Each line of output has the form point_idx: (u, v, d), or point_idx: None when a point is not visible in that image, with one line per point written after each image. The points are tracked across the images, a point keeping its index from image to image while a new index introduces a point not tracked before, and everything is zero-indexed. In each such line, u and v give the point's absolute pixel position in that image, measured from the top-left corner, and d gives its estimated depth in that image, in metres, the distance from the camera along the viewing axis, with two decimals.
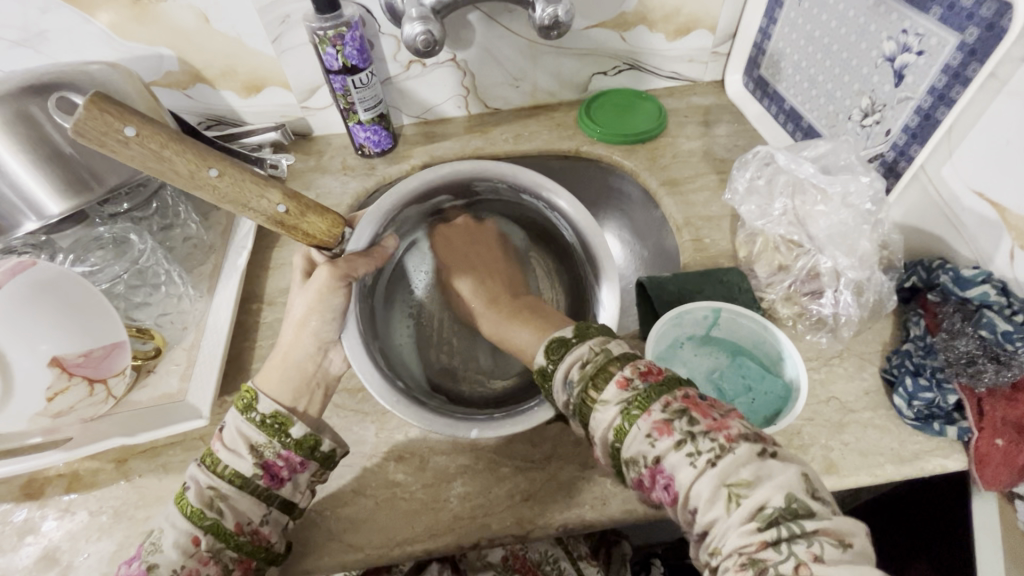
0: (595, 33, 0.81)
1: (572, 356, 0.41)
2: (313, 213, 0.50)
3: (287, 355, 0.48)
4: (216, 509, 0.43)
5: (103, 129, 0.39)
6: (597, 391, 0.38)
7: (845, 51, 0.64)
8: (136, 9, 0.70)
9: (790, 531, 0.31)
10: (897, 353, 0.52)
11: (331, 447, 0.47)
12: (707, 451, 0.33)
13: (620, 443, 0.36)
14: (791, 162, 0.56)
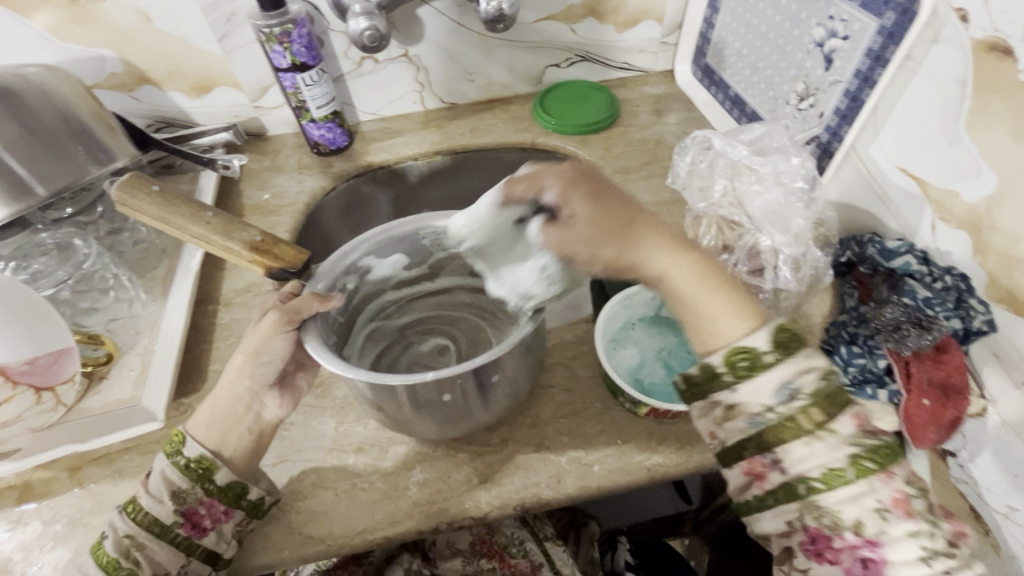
0: (546, 26, 0.83)
1: (800, 363, 0.40)
2: (284, 244, 0.53)
3: (218, 403, 0.47)
4: (133, 559, 0.42)
5: (138, 185, 0.55)
6: (830, 418, 0.39)
7: (781, 38, 0.67)
8: (73, 9, 0.69)
9: None
10: (835, 324, 0.56)
11: (260, 495, 0.46)
12: (941, 553, 0.37)
13: (827, 488, 0.38)
14: (728, 146, 0.59)
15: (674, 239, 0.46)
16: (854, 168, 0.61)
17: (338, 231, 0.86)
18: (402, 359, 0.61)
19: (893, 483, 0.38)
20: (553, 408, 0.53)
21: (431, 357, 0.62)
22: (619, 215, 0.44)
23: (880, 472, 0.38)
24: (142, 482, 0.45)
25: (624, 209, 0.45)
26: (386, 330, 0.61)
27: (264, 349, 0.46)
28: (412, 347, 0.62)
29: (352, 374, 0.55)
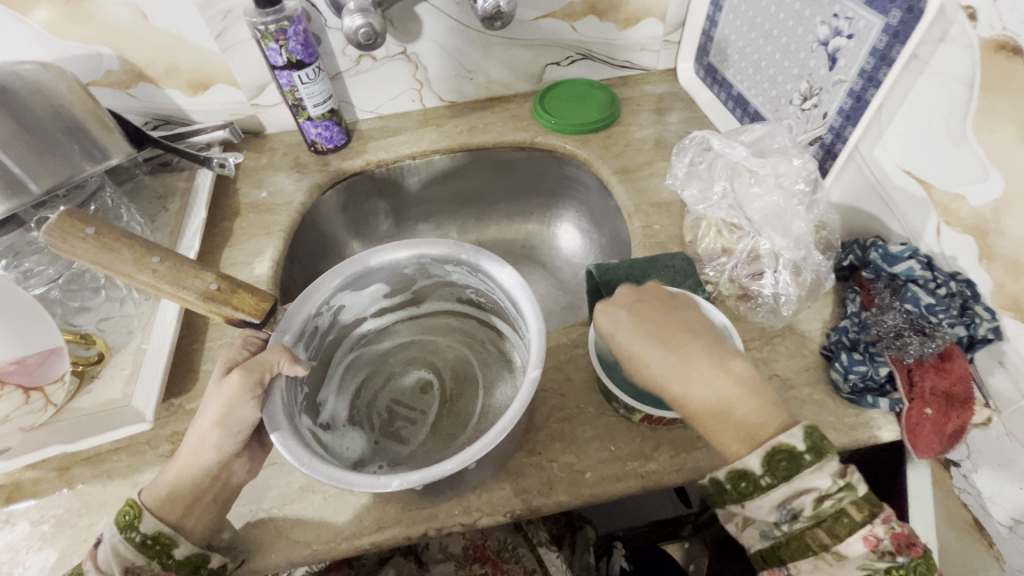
0: (546, 24, 0.82)
1: (811, 480, 0.41)
2: (244, 289, 0.50)
3: (182, 477, 0.45)
4: None
5: (68, 226, 0.47)
6: (837, 540, 0.41)
7: (784, 36, 0.66)
8: (69, 6, 0.68)
9: None
10: (835, 329, 0.54)
11: (221, 561, 0.45)
12: None
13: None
14: (726, 147, 0.57)
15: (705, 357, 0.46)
16: (858, 169, 0.59)
17: (335, 231, 0.85)
18: (380, 393, 0.56)
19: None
20: (547, 412, 0.53)
21: (411, 395, 0.56)
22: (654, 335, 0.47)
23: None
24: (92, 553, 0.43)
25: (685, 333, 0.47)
26: (368, 356, 0.58)
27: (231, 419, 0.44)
28: (392, 378, 0.57)
29: (325, 408, 0.52)
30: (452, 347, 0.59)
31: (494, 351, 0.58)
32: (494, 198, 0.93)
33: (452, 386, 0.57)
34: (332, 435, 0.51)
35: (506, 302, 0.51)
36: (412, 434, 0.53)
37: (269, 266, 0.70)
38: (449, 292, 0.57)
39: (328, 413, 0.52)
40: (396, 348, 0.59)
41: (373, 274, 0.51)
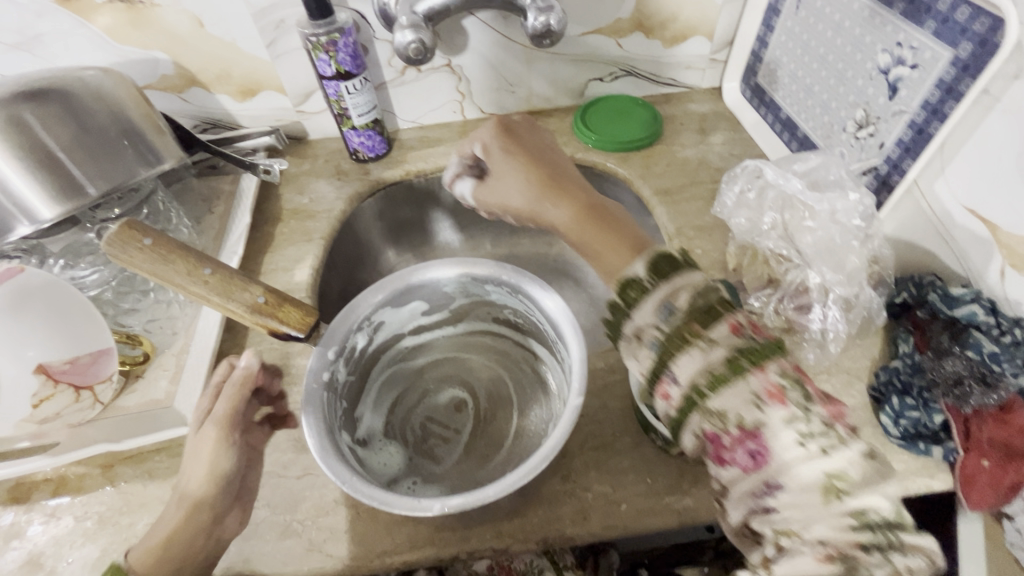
0: (591, 40, 0.81)
1: (682, 281, 0.38)
2: (290, 303, 0.50)
3: (176, 531, 0.43)
4: None
5: (127, 237, 0.49)
6: (702, 326, 0.35)
7: (841, 62, 0.64)
8: (131, 13, 0.71)
9: (887, 541, 0.30)
10: (885, 370, 0.52)
11: None
12: (822, 436, 0.31)
13: (712, 392, 0.34)
14: (780, 178, 0.56)
15: (554, 185, 0.49)
16: (914, 204, 0.57)
17: (370, 238, 0.86)
18: (415, 409, 0.56)
19: (765, 372, 0.33)
20: (582, 438, 0.52)
21: (445, 412, 0.56)
22: (524, 160, 0.51)
23: (752, 368, 0.33)
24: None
25: (553, 173, 0.50)
26: (405, 373, 0.58)
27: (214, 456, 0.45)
28: (427, 395, 0.57)
29: (362, 423, 0.52)
30: (487, 366, 0.59)
31: (528, 375, 0.57)
32: None
33: (486, 406, 0.56)
34: (368, 451, 0.51)
35: (546, 326, 0.50)
36: (446, 453, 0.53)
37: (308, 273, 0.71)
38: (488, 311, 0.56)
39: (365, 427, 0.53)
40: (432, 365, 0.59)
41: (415, 291, 0.52)
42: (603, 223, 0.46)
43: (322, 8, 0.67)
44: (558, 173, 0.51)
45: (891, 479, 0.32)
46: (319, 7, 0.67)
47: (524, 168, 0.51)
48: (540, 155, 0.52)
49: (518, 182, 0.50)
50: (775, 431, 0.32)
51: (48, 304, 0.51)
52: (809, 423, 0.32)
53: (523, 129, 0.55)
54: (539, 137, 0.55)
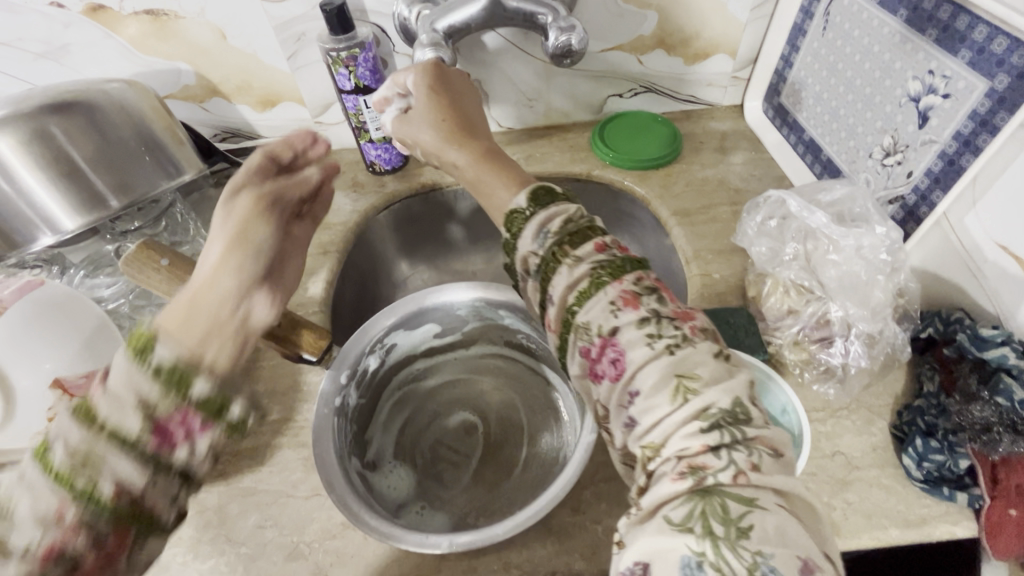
0: (612, 56, 0.80)
1: (556, 211, 0.46)
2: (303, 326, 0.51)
3: (193, 302, 0.36)
4: (85, 474, 0.30)
5: (146, 258, 0.51)
6: (571, 247, 0.44)
7: (869, 86, 0.62)
8: (156, 25, 0.71)
9: (733, 437, 0.33)
10: (909, 409, 0.51)
11: (243, 413, 0.35)
12: (668, 338, 0.37)
13: (580, 307, 0.41)
14: (803, 210, 0.54)
15: (456, 128, 0.54)
16: (943, 236, 0.55)
17: (384, 250, 0.86)
18: (424, 432, 0.56)
19: (618, 282, 0.40)
20: (593, 468, 0.51)
21: (454, 435, 0.56)
22: (437, 111, 0.55)
23: (611, 281, 0.41)
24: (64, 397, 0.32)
25: (461, 115, 0.56)
26: (415, 394, 0.58)
27: (257, 240, 0.41)
28: (437, 418, 0.57)
29: (370, 445, 0.52)
30: (498, 389, 0.58)
31: (539, 400, 0.57)
32: None
33: (497, 432, 0.55)
34: (377, 475, 0.51)
35: None
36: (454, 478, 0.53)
37: (322, 286, 0.70)
38: (500, 335, 0.57)
39: (374, 451, 0.53)
40: (441, 386, 0.59)
41: (427, 314, 0.52)
42: (497, 164, 0.53)
43: (342, 25, 0.66)
44: (463, 116, 0.56)
45: (741, 381, 0.36)
46: (339, 24, 0.66)
47: (436, 110, 0.55)
48: (456, 98, 0.57)
49: (428, 122, 0.55)
50: (626, 334, 0.38)
51: (63, 314, 0.52)
52: (657, 323, 0.38)
53: (454, 75, 0.59)
54: (467, 85, 0.59)
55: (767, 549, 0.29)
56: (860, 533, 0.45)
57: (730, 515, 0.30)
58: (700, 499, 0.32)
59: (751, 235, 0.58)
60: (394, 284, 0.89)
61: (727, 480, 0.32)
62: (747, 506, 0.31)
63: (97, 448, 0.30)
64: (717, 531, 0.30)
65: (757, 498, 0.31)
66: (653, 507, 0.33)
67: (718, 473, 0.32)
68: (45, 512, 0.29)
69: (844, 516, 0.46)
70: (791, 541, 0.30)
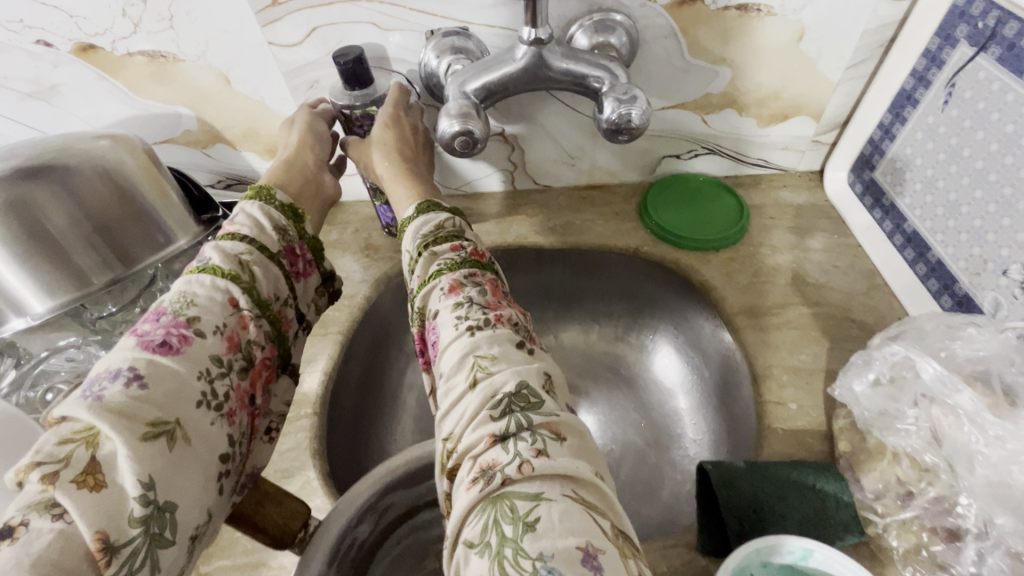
0: (672, 114, 0.68)
1: (428, 219, 0.53)
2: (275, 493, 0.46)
3: (290, 163, 0.59)
4: (252, 272, 0.48)
5: None
6: (428, 245, 0.50)
7: (1010, 187, 0.51)
8: (153, 67, 0.63)
9: (518, 424, 0.37)
10: None
11: (333, 269, 0.61)
12: (473, 320, 0.43)
13: (420, 294, 0.48)
14: (943, 386, 0.41)
15: (397, 148, 0.59)
16: None
17: (397, 322, 0.75)
18: None
19: (449, 272, 0.46)
20: None
21: None
22: (389, 132, 0.59)
23: (446, 273, 0.47)
24: (208, 240, 0.49)
25: (406, 136, 0.60)
26: (420, 543, 0.48)
27: (323, 131, 0.62)
28: None
29: None
30: None
31: None
32: (580, 291, 0.80)
33: None
34: None
35: None
36: None
37: (319, 380, 0.61)
38: None
39: None
40: None
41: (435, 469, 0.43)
42: (413, 184, 0.59)
43: (359, 75, 0.57)
44: (405, 136, 0.60)
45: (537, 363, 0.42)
46: (355, 74, 0.56)
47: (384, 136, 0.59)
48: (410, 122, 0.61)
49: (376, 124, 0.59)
50: (443, 317, 0.45)
51: None
52: (469, 308, 0.44)
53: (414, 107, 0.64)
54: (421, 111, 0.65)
55: (547, 545, 0.31)
56: None
57: (518, 514, 0.32)
58: (491, 506, 0.34)
59: (859, 393, 0.46)
60: (405, 360, 0.77)
61: (512, 475, 0.34)
62: (533, 501, 0.33)
63: (256, 255, 0.49)
64: (506, 533, 0.32)
65: (541, 491, 0.33)
66: (457, 530, 0.35)
67: (504, 467, 0.34)
68: (224, 299, 0.45)
69: None
70: (572, 529, 0.31)
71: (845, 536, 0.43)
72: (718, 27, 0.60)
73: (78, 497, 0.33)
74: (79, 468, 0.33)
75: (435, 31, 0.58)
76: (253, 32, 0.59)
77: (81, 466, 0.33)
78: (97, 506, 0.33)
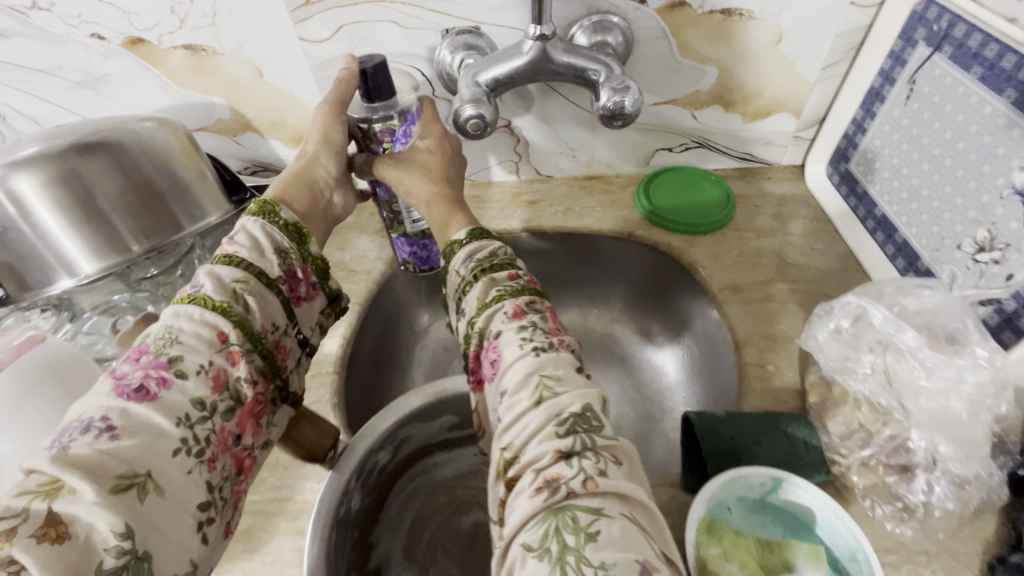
0: (664, 109, 0.75)
1: (481, 245, 0.52)
2: (305, 423, 0.52)
3: (300, 175, 0.61)
4: (243, 304, 0.48)
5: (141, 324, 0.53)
6: (485, 271, 0.49)
7: (961, 169, 0.56)
8: (194, 60, 0.69)
9: (583, 445, 0.37)
10: (1005, 565, 0.43)
11: (337, 289, 0.60)
12: (537, 341, 0.43)
13: (478, 317, 0.46)
14: (890, 325, 0.48)
15: (434, 174, 0.60)
16: None
17: (407, 300, 0.81)
18: (433, 533, 0.53)
19: (513, 297, 0.46)
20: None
21: (465, 539, 0.53)
22: (428, 164, 0.61)
23: (509, 298, 0.46)
24: (204, 266, 0.49)
25: (440, 167, 0.61)
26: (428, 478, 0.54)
27: (335, 140, 0.62)
28: (443, 512, 0.54)
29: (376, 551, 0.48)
30: None
31: None
32: (579, 278, 0.86)
33: None
34: None
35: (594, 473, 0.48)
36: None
37: (338, 344, 0.67)
38: None
39: (379, 556, 0.48)
40: (455, 479, 0.55)
41: (447, 404, 0.49)
42: (455, 210, 0.59)
43: (382, 94, 0.58)
44: (442, 166, 0.62)
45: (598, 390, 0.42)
46: (376, 94, 0.57)
47: (424, 168, 0.60)
48: (449, 151, 0.63)
49: (419, 147, 0.61)
50: (506, 338, 0.44)
51: (57, 375, 0.48)
52: (533, 331, 0.44)
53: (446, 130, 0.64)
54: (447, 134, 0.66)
55: (608, 555, 0.31)
56: None
57: (580, 524, 0.33)
58: (552, 516, 0.34)
59: (822, 342, 0.51)
60: (414, 337, 0.82)
61: (577, 488, 0.34)
62: (595, 514, 0.33)
63: (250, 283, 0.49)
64: (567, 542, 0.32)
65: (603, 508, 0.34)
66: (514, 533, 0.35)
67: (568, 481, 0.35)
68: (211, 338, 0.45)
69: None
70: (631, 545, 0.32)
71: (814, 474, 0.48)
72: (705, 30, 0.66)
73: (38, 552, 0.31)
74: (38, 522, 0.32)
75: (450, 30, 0.65)
76: (287, 29, 0.66)
77: (41, 520, 0.32)
78: (61, 558, 0.32)
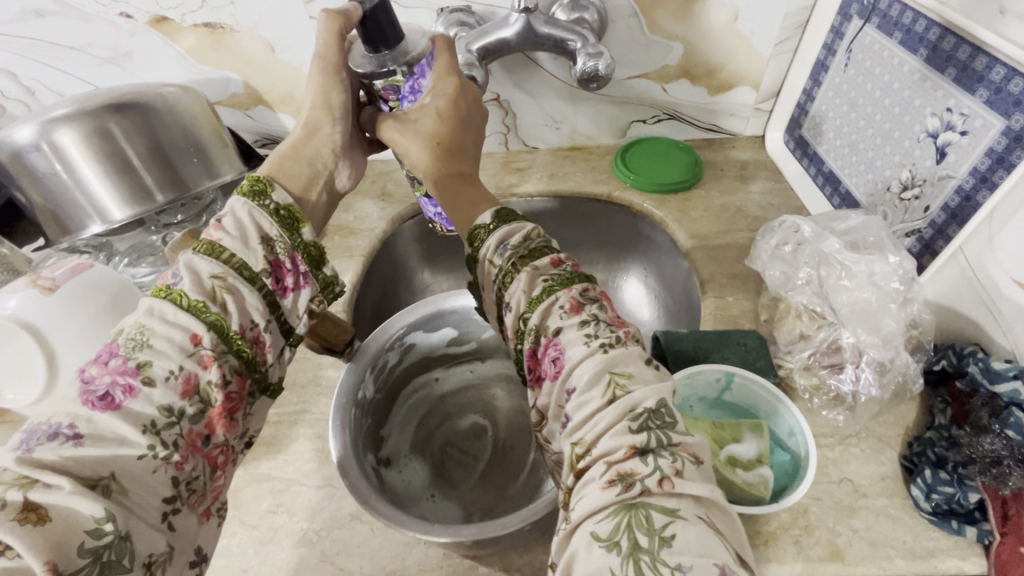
0: (637, 84, 0.83)
1: (514, 227, 0.46)
2: (331, 320, 0.56)
3: (299, 148, 0.56)
4: (221, 302, 0.42)
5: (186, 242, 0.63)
6: (528, 258, 0.44)
7: (889, 122, 0.64)
8: (212, 37, 0.77)
9: (659, 443, 0.35)
10: (920, 440, 0.51)
11: (331, 275, 0.51)
12: (603, 337, 0.39)
13: (531, 312, 0.42)
14: (818, 236, 0.56)
15: (448, 146, 0.53)
16: (960, 270, 0.56)
17: (407, 259, 0.88)
18: (437, 432, 0.64)
19: (568, 288, 0.41)
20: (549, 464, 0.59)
21: (465, 437, 0.64)
22: (441, 134, 0.53)
23: (561, 288, 0.42)
24: (183, 253, 0.43)
25: (456, 137, 0.54)
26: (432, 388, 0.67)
27: (337, 105, 0.56)
28: (445, 417, 0.66)
29: (387, 442, 0.61)
30: (506, 399, 0.66)
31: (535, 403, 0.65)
32: (565, 239, 0.92)
33: (503, 436, 0.63)
34: (391, 470, 0.58)
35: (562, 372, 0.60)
36: (462, 477, 0.60)
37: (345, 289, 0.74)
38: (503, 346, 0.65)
39: (390, 447, 0.61)
40: (455, 392, 0.67)
41: (441, 318, 0.62)
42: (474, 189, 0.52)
43: (387, 40, 0.52)
44: (459, 136, 0.54)
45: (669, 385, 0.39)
46: (379, 37, 0.52)
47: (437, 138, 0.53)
48: (463, 114, 0.54)
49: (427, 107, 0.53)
50: (568, 335, 0.40)
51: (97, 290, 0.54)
52: (596, 326, 0.40)
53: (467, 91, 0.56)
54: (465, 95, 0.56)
55: (685, 559, 0.30)
56: (867, 561, 0.45)
57: (655, 526, 0.31)
58: (626, 511, 0.32)
59: (765, 263, 0.60)
60: (413, 294, 0.90)
61: (654, 487, 0.33)
62: (670, 516, 0.32)
63: (229, 279, 0.43)
64: (642, 540, 0.31)
65: (680, 510, 0.32)
66: (580, 520, 0.34)
67: (645, 480, 0.33)
68: (184, 341, 0.40)
69: (849, 542, 0.46)
70: (711, 550, 0.31)
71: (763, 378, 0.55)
72: (670, 8, 0.75)
73: (17, 534, 0.29)
74: (16, 507, 0.30)
75: (445, 8, 0.73)
76: (298, 8, 0.74)
77: (20, 505, 0.30)
78: (38, 544, 0.30)
